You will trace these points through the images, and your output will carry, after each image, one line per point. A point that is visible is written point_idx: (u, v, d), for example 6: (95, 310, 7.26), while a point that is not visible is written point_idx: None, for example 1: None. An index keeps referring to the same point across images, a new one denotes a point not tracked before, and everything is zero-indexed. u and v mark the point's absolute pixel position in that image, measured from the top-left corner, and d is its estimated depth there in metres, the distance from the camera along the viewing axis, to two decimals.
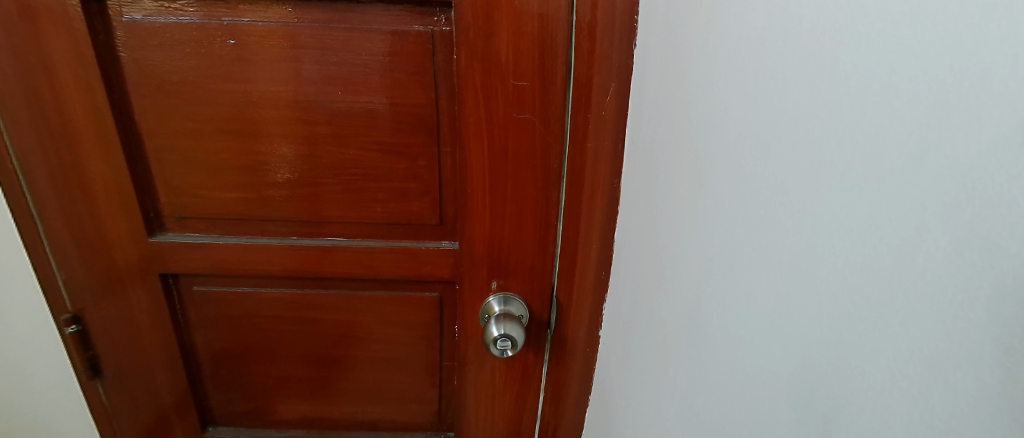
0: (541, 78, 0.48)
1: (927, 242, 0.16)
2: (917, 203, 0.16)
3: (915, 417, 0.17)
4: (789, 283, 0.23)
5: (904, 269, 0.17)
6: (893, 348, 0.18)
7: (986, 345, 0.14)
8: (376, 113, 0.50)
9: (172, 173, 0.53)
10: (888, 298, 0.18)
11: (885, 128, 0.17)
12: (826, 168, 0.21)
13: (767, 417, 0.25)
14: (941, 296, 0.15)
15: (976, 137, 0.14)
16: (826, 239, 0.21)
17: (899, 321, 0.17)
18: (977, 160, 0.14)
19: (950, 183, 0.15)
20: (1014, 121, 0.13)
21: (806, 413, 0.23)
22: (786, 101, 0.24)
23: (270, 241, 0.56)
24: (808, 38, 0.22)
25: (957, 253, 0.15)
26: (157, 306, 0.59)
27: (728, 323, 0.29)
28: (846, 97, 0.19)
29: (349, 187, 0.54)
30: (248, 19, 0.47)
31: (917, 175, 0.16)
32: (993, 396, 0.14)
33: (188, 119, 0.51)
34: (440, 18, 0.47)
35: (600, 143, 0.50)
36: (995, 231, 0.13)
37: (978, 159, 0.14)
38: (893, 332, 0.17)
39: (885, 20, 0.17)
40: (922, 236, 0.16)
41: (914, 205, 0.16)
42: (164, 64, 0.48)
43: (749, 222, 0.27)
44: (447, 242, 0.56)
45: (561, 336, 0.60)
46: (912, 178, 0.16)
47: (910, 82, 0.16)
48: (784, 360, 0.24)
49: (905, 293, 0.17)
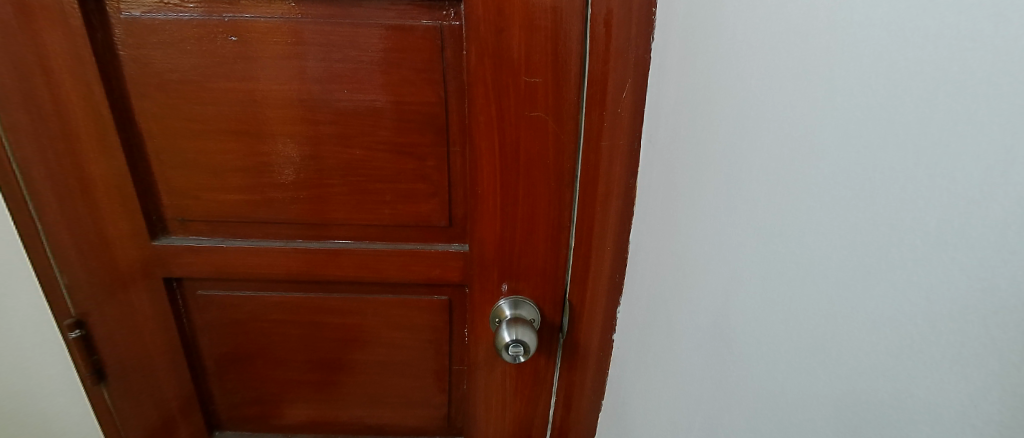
0: (554, 74, 0.46)
1: (1008, 265, 0.14)
2: (997, 220, 0.14)
3: None
4: (834, 299, 0.22)
5: (979, 293, 0.15)
6: (970, 381, 0.16)
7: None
8: (383, 112, 0.49)
9: (174, 175, 0.51)
10: (962, 325, 0.16)
11: (959, 134, 0.15)
12: (882, 175, 0.19)
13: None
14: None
15: None
16: (881, 254, 0.19)
17: (975, 351, 0.15)
18: None
19: None
20: None
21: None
22: (832, 99, 0.22)
23: (274, 244, 0.54)
24: (860, 31, 0.20)
25: None
26: (160, 311, 0.57)
27: (761, 336, 0.28)
28: (906, 97, 0.17)
29: (355, 189, 0.52)
30: (249, 15, 0.45)
31: (998, 188, 0.14)
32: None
33: (189, 120, 0.49)
34: (449, 12, 0.45)
35: (616, 142, 0.48)
36: None
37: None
38: (968, 362, 0.16)
39: (961, 10, 0.15)
40: (1003, 258, 0.14)
41: (993, 223, 0.14)
42: (164, 63, 0.47)
43: (788, 232, 0.25)
44: (455, 244, 0.55)
45: (573, 340, 0.58)
46: (991, 192, 0.14)
47: (991, 81, 0.14)
48: (829, 381, 0.22)
49: (981, 321, 0.15)
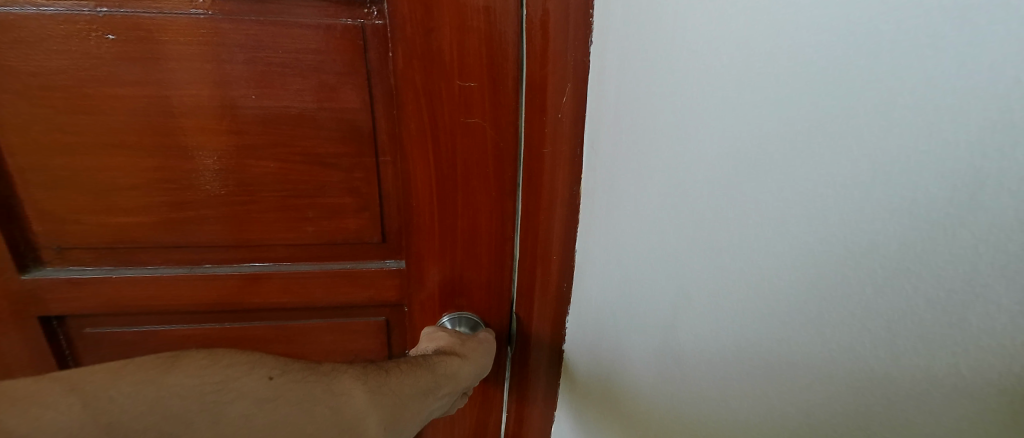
0: (490, 78, 0.43)
1: (982, 295, 0.13)
2: (968, 247, 0.14)
3: None
4: (789, 322, 0.21)
5: (947, 326, 0.14)
6: (938, 418, 0.15)
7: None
8: (302, 120, 0.43)
9: (47, 196, 0.43)
10: (927, 357, 0.15)
11: (922, 153, 0.14)
12: (838, 192, 0.18)
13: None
14: (998, 363, 0.13)
15: None
16: (838, 278, 0.18)
17: (939, 387, 0.15)
18: None
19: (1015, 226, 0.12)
20: None
21: None
22: (777, 111, 0.21)
23: (179, 271, 0.47)
24: (809, 38, 0.19)
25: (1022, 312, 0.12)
26: (38, 355, 0.49)
27: (715, 353, 0.27)
28: (861, 110, 0.16)
29: (274, 205, 0.46)
30: (131, 10, 0.39)
31: (967, 213, 0.13)
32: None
33: (62, 132, 0.41)
34: (371, 10, 0.41)
35: (558, 149, 0.46)
36: None
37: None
38: (935, 397, 0.15)
39: (921, 15, 0.14)
40: (976, 288, 0.13)
41: (963, 248, 0.14)
42: (23, 65, 0.39)
43: (739, 251, 0.24)
44: (391, 261, 0.51)
45: (521, 355, 0.56)
46: (959, 216, 0.14)
47: (965, 92, 0.13)
48: (787, 405, 0.22)
49: (951, 355, 0.15)
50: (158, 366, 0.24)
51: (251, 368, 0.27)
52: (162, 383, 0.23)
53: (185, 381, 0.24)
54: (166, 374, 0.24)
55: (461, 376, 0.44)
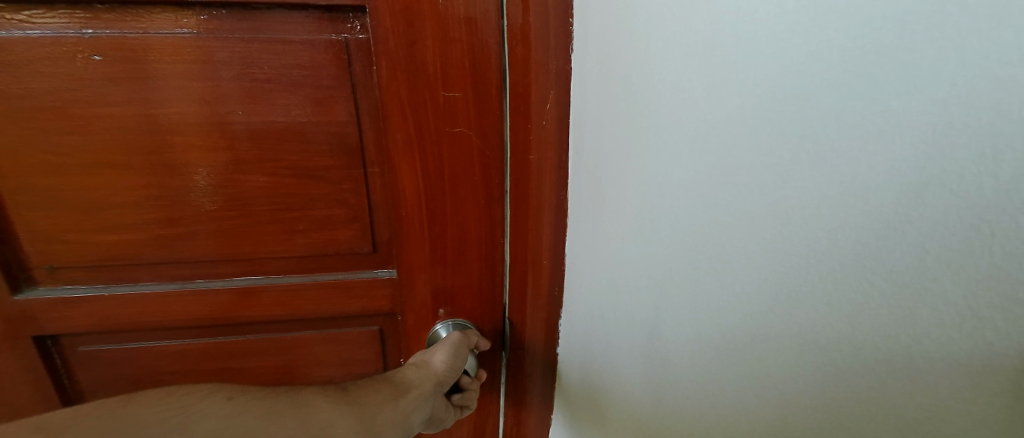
0: (475, 88, 0.44)
1: (932, 290, 0.14)
2: (915, 244, 0.14)
3: None
4: (762, 321, 0.22)
5: (897, 320, 0.15)
6: (897, 410, 0.16)
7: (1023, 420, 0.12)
8: (290, 134, 0.44)
9: (39, 216, 0.44)
10: (883, 352, 0.16)
11: (870, 153, 0.15)
12: (799, 191, 0.19)
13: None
14: (948, 354, 0.14)
15: (991, 171, 0.12)
16: (803, 276, 0.19)
17: (898, 379, 0.16)
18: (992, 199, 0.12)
19: (959, 223, 0.13)
20: None
21: None
22: (742, 116, 0.21)
23: (172, 287, 0.48)
24: (767, 46, 0.19)
25: (968, 303, 0.13)
26: (34, 375, 0.49)
27: (697, 353, 0.28)
28: (817, 113, 0.17)
29: (265, 219, 0.47)
30: (118, 31, 0.39)
31: (914, 212, 0.14)
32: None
33: (52, 153, 0.42)
34: (355, 24, 0.42)
35: (544, 155, 0.47)
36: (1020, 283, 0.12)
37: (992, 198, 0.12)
38: (894, 392, 0.16)
39: (865, 24, 0.15)
40: (925, 283, 0.14)
41: (909, 247, 0.14)
42: (12, 88, 0.39)
43: (713, 252, 0.25)
44: (383, 271, 0.51)
45: (516, 360, 0.56)
46: (907, 214, 0.14)
47: (907, 98, 0.14)
48: (764, 401, 0.23)
49: (906, 349, 0.15)
50: (118, 402, 0.28)
51: (207, 394, 0.31)
52: (123, 412, 0.27)
53: (142, 410, 0.28)
54: (126, 406, 0.28)
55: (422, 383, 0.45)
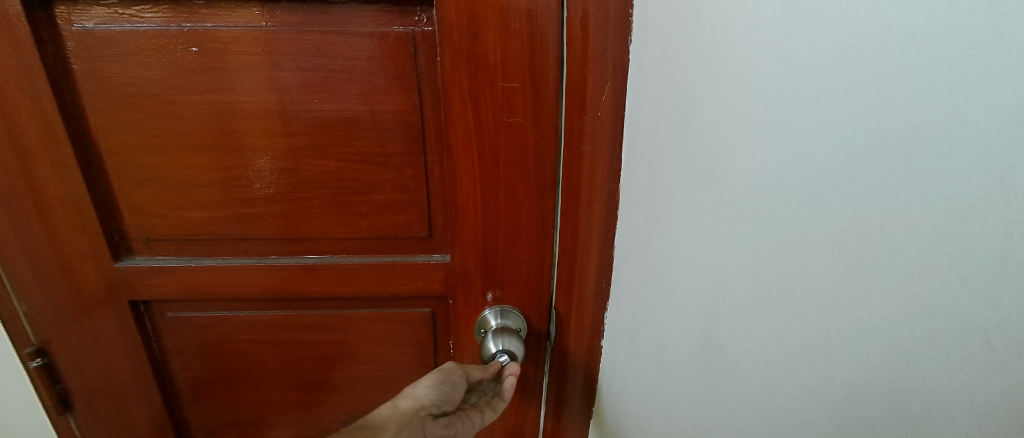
0: (532, 79, 0.45)
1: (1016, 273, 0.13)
2: (1000, 226, 0.14)
3: None
4: (825, 311, 0.21)
5: (987, 307, 0.14)
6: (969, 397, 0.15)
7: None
8: (357, 122, 0.47)
9: (137, 192, 0.49)
10: (960, 340, 0.15)
11: (953, 137, 0.15)
12: (873, 177, 0.18)
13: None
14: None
15: None
16: (872, 262, 0.18)
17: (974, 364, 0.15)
18: None
19: None
20: None
21: None
22: (813, 104, 0.21)
23: (246, 262, 0.52)
24: (843, 32, 0.19)
25: None
26: (127, 336, 0.55)
27: (752, 344, 0.28)
28: (896, 96, 0.17)
29: (330, 202, 0.50)
30: (210, 24, 0.43)
31: (999, 195, 0.13)
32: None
33: (150, 135, 0.46)
34: (421, 17, 0.44)
35: (597, 146, 0.47)
36: None
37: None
38: (979, 389, 0.15)
39: (949, 6, 0.15)
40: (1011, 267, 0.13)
41: (993, 231, 0.14)
42: (121, 76, 0.44)
43: (777, 241, 0.25)
44: (437, 255, 0.53)
45: (561, 348, 0.57)
46: (991, 195, 0.14)
47: (993, 81, 0.13)
48: (824, 393, 0.22)
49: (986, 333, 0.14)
50: None
51: None
52: None
53: None
54: None
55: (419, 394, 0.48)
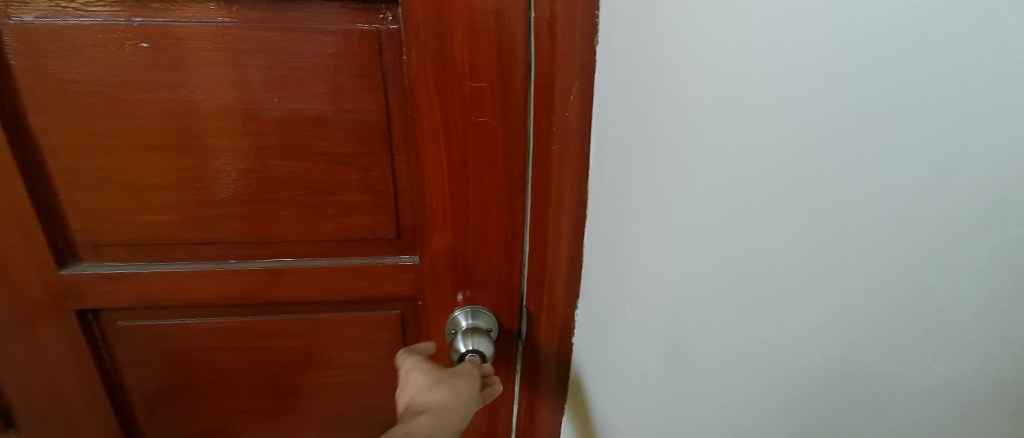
0: (500, 79, 0.45)
1: (946, 268, 0.14)
2: (933, 222, 0.14)
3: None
4: (781, 305, 0.22)
5: (922, 301, 0.15)
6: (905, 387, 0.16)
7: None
8: (322, 121, 0.46)
9: (84, 195, 0.46)
10: (899, 330, 0.16)
11: (891, 131, 0.15)
12: (821, 174, 0.18)
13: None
14: (961, 331, 0.13)
15: (1001, 150, 0.12)
16: (822, 256, 0.19)
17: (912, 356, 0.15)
18: (1004, 175, 0.12)
19: (972, 201, 0.12)
20: None
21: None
22: (765, 103, 0.22)
23: (204, 267, 0.50)
24: (790, 33, 0.20)
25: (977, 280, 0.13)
26: (76, 347, 0.52)
27: (715, 339, 0.28)
28: (838, 96, 0.17)
29: (295, 203, 0.49)
30: (162, 20, 0.41)
31: (930, 192, 0.14)
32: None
33: (97, 135, 0.44)
34: (386, 15, 0.43)
35: (566, 146, 0.47)
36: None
37: (1008, 174, 0.11)
38: (921, 382, 0.15)
39: (882, 11, 0.15)
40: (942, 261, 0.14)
41: (927, 226, 0.14)
42: (64, 72, 0.42)
43: (735, 237, 0.25)
44: (406, 256, 0.53)
45: (533, 347, 0.57)
46: (924, 192, 0.14)
47: (923, 80, 0.14)
48: (780, 385, 0.23)
49: (921, 325, 0.15)
50: None
51: None
52: None
53: None
54: None
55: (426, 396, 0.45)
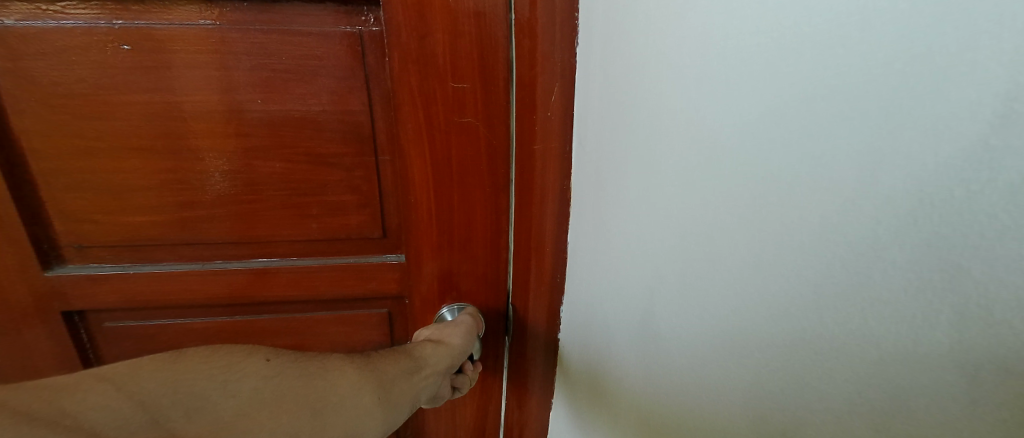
0: (482, 79, 0.46)
1: (884, 256, 0.16)
2: (871, 216, 0.16)
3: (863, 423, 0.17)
4: (741, 297, 0.24)
5: (864, 287, 0.16)
6: (852, 366, 0.18)
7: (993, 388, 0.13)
8: (306, 122, 0.46)
9: (68, 197, 0.46)
10: (843, 315, 0.18)
11: (836, 135, 0.17)
12: (775, 175, 0.20)
13: (733, 430, 0.26)
14: (897, 312, 0.15)
15: (935, 149, 0.14)
16: (775, 249, 0.21)
17: (853, 338, 0.17)
18: (942, 170, 0.13)
19: (907, 195, 0.15)
20: (975, 136, 0.12)
21: (761, 424, 0.24)
22: (724, 109, 0.23)
23: (190, 267, 0.50)
24: (747, 43, 0.21)
25: (913, 265, 0.15)
26: (61, 349, 0.52)
27: (682, 330, 0.30)
28: (790, 103, 0.19)
29: (280, 203, 0.49)
30: (144, 22, 0.41)
31: (870, 187, 0.16)
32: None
33: (80, 137, 0.44)
34: (368, 17, 0.44)
35: (548, 145, 0.48)
36: (962, 242, 0.13)
37: (938, 171, 0.14)
38: (861, 362, 0.17)
39: (829, 26, 0.17)
40: (879, 251, 0.16)
41: (868, 220, 0.16)
42: (45, 74, 0.42)
43: (699, 234, 0.27)
44: (392, 255, 0.53)
45: (518, 343, 0.58)
46: (866, 188, 0.16)
47: (863, 91, 0.16)
48: (742, 370, 0.25)
49: (862, 309, 0.17)
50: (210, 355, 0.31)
51: (247, 353, 0.33)
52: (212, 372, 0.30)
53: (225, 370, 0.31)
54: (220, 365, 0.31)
55: (437, 357, 0.47)
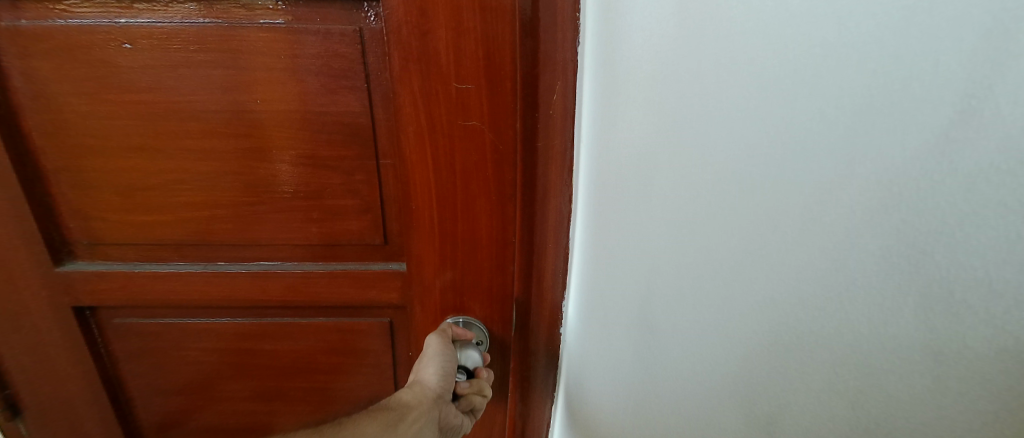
0: (488, 80, 0.42)
1: (899, 196, 0.18)
2: (884, 163, 0.19)
3: (871, 351, 0.20)
4: (746, 260, 0.27)
5: (863, 228, 0.20)
6: (873, 308, 0.20)
7: (970, 301, 0.16)
8: (305, 124, 0.45)
9: (76, 195, 0.47)
10: (851, 257, 0.21)
11: (838, 102, 0.20)
12: (776, 146, 0.24)
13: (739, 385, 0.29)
14: (899, 241, 0.18)
15: (940, 94, 0.16)
16: (777, 210, 0.24)
17: (854, 274, 0.20)
18: (958, 105, 0.16)
19: (930, 140, 0.17)
20: (965, 84, 0.16)
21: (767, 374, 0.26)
22: (721, 96, 0.27)
23: (193, 268, 0.50)
24: (736, 42, 0.26)
25: (902, 194, 0.18)
26: (74, 343, 0.53)
27: (687, 301, 0.34)
28: (789, 80, 0.23)
29: (280, 206, 0.48)
30: (144, 20, 0.41)
31: (873, 140, 0.19)
32: (991, 358, 0.16)
33: (86, 135, 0.44)
34: (368, 13, 0.41)
35: (550, 144, 0.45)
36: (987, 172, 0.15)
37: (953, 118, 0.16)
38: (883, 299, 0.19)
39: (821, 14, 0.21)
40: (889, 191, 0.19)
41: (871, 169, 0.19)
42: (54, 73, 0.42)
43: (700, 210, 0.31)
44: (394, 263, 0.51)
45: (525, 361, 0.55)
46: (869, 138, 0.19)
47: (873, 59, 0.19)
48: (750, 330, 0.27)
49: (865, 248, 0.20)
50: None
51: None
52: None
53: None
54: None
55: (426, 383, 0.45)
